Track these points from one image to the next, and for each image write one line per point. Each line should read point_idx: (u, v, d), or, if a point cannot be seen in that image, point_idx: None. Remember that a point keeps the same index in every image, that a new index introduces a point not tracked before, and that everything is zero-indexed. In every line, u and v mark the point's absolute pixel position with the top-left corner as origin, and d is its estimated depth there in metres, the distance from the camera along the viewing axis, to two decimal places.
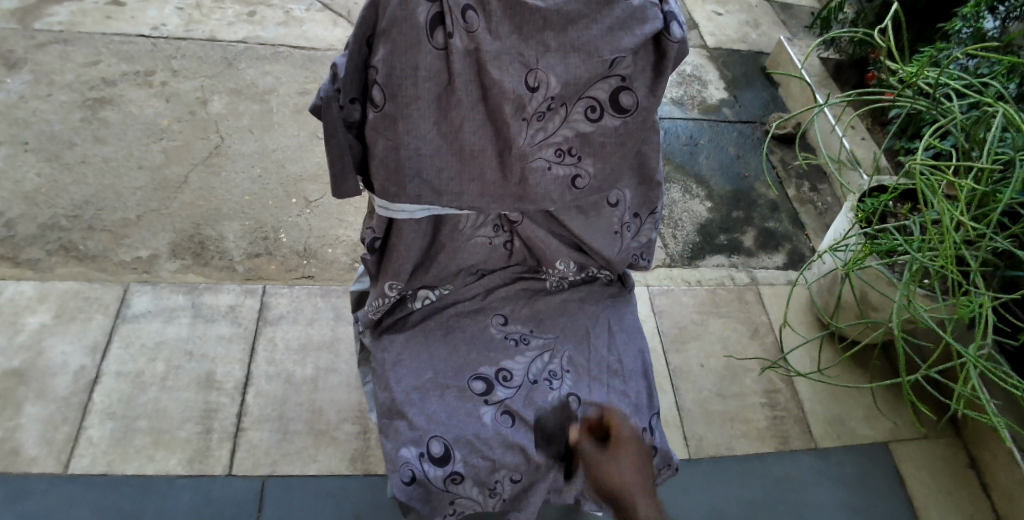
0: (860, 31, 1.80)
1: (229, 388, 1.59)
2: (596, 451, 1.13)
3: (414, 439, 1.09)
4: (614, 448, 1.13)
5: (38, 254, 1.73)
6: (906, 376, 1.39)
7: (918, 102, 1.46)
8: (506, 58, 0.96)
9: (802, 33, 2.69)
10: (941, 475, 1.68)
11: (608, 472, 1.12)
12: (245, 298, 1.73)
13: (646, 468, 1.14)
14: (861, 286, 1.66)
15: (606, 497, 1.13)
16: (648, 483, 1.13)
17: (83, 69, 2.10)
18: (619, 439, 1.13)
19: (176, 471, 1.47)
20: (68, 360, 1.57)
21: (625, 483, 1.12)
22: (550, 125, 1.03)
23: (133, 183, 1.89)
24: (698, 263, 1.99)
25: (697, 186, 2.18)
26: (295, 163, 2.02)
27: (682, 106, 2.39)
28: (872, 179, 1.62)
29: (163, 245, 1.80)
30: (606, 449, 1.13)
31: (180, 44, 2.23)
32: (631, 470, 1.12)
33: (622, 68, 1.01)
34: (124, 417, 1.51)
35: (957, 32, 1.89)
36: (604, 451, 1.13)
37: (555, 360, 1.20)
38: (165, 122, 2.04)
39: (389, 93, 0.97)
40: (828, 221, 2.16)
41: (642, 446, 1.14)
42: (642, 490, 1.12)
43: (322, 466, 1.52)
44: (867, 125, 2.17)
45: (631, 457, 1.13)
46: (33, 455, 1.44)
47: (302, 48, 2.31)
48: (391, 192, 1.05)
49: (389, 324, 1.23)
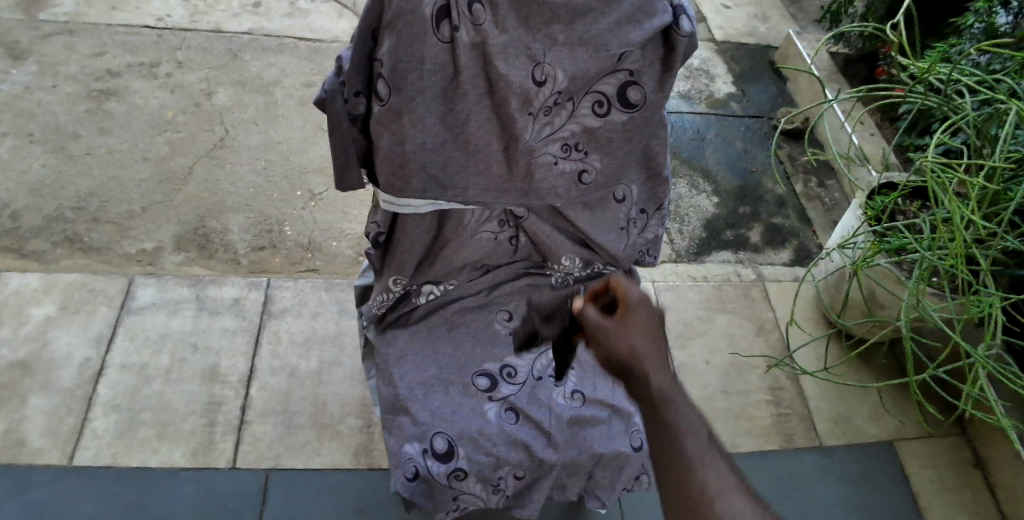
0: (870, 26, 1.77)
1: (233, 381, 1.59)
2: (598, 318, 0.89)
3: (418, 435, 1.08)
4: (621, 315, 0.88)
5: (43, 246, 1.73)
6: (914, 376, 1.38)
7: (928, 98, 1.44)
8: (513, 51, 0.94)
9: (811, 27, 2.66)
10: (946, 474, 1.67)
11: (612, 333, 0.86)
12: (250, 291, 1.73)
13: (663, 336, 0.87)
14: (869, 284, 1.65)
15: (613, 373, 0.84)
16: (665, 348, 0.85)
17: (88, 60, 2.10)
18: (627, 302, 0.89)
19: (180, 464, 1.47)
20: (72, 351, 1.58)
21: (634, 344, 0.83)
22: (556, 120, 1.02)
23: (138, 175, 1.89)
24: (704, 259, 1.98)
25: (704, 181, 2.16)
26: (300, 156, 2.02)
27: (689, 100, 2.38)
28: (881, 176, 1.61)
29: (167, 238, 1.80)
30: (612, 319, 0.88)
31: (186, 35, 2.22)
32: (641, 328, 0.85)
33: (629, 62, 1.00)
34: (128, 409, 1.52)
35: (969, 27, 1.87)
36: (609, 319, 0.88)
37: (560, 357, 1.21)
38: (170, 113, 2.03)
39: (394, 86, 0.96)
40: (836, 217, 2.14)
41: (655, 311, 0.88)
42: (655, 351, 0.83)
43: (325, 459, 1.52)
44: (876, 120, 2.15)
45: (642, 320, 0.86)
46: (38, 447, 1.45)
47: (307, 39, 2.30)
48: (396, 186, 1.05)
49: (393, 319, 1.24)
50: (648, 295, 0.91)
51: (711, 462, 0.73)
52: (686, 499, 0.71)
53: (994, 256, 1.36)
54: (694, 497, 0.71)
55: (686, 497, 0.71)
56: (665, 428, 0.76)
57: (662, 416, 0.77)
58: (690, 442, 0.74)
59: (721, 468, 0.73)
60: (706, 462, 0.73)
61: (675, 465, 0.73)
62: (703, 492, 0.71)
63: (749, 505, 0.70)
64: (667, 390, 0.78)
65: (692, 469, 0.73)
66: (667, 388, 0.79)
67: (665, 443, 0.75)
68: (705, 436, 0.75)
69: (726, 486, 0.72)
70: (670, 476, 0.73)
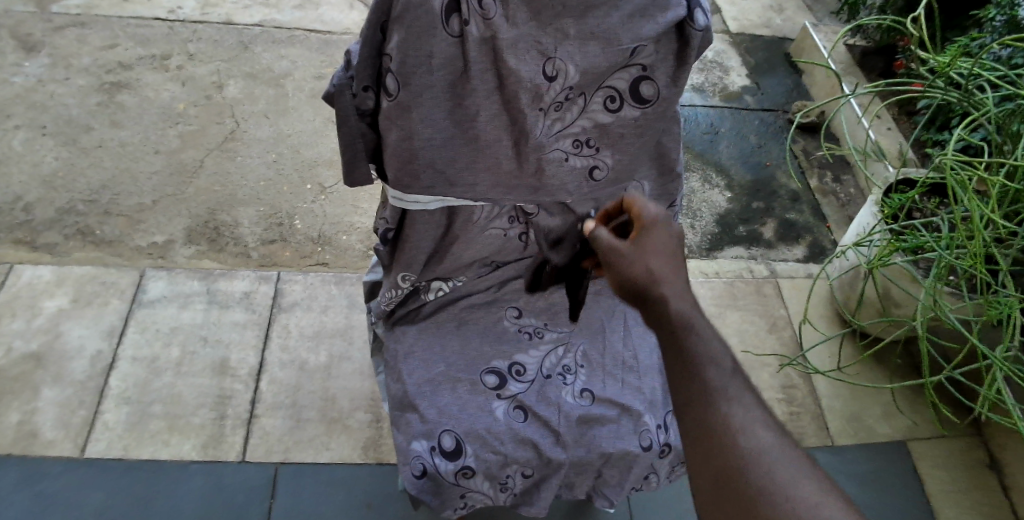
0: (888, 18, 1.74)
1: (243, 375, 1.59)
2: (613, 240, 0.91)
3: (426, 432, 1.08)
4: (637, 237, 0.90)
5: (55, 239, 1.74)
6: (929, 377, 1.36)
7: (949, 93, 1.42)
8: (524, 46, 0.93)
9: (827, 18, 2.62)
10: (962, 474, 1.65)
11: (629, 257, 0.88)
12: (260, 284, 1.73)
13: (680, 256, 0.89)
14: (884, 282, 1.62)
15: (629, 296, 0.87)
16: (681, 269, 0.87)
17: (100, 52, 2.10)
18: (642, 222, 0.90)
19: (190, 456, 1.47)
20: (84, 344, 1.58)
21: (651, 268, 0.86)
22: (567, 116, 1.01)
23: (150, 167, 1.90)
24: (716, 254, 1.96)
25: (717, 176, 2.14)
26: (311, 149, 2.01)
27: (703, 93, 2.35)
28: (899, 172, 1.58)
29: (178, 230, 1.80)
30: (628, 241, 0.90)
31: (197, 27, 2.22)
32: (657, 251, 0.87)
33: (642, 57, 0.98)
34: (140, 401, 1.52)
35: (991, 19, 1.83)
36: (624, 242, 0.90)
37: (569, 355, 1.19)
38: (181, 106, 2.03)
39: (402, 82, 0.94)
40: (851, 213, 2.11)
41: (671, 232, 0.90)
42: (672, 273, 0.86)
43: (334, 453, 1.52)
44: (894, 115, 2.11)
45: (658, 242, 0.88)
46: (51, 439, 1.46)
47: (318, 31, 2.29)
48: (405, 183, 1.04)
49: (401, 315, 1.23)
50: (666, 214, 0.92)
51: (731, 389, 0.75)
52: (705, 425, 0.74)
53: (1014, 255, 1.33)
54: (719, 428, 0.73)
55: (706, 425, 0.74)
56: (685, 355, 0.78)
57: (681, 341, 0.79)
58: (711, 370, 0.77)
59: (742, 396, 0.75)
60: (727, 390, 0.75)
61: (697, 393, 0.76)
62: (723, 420, 0.73)
63: (769, 430, 0.73)
64: (686, 314, 0.81)
65: (713, 398, 0.75)
66: (684, 309, 0.82)
67: (687, 370, 0.77)
68: (725, 362, 0.77)
69: (747, 413, 0.74)
70: (691, 404, 0.76)
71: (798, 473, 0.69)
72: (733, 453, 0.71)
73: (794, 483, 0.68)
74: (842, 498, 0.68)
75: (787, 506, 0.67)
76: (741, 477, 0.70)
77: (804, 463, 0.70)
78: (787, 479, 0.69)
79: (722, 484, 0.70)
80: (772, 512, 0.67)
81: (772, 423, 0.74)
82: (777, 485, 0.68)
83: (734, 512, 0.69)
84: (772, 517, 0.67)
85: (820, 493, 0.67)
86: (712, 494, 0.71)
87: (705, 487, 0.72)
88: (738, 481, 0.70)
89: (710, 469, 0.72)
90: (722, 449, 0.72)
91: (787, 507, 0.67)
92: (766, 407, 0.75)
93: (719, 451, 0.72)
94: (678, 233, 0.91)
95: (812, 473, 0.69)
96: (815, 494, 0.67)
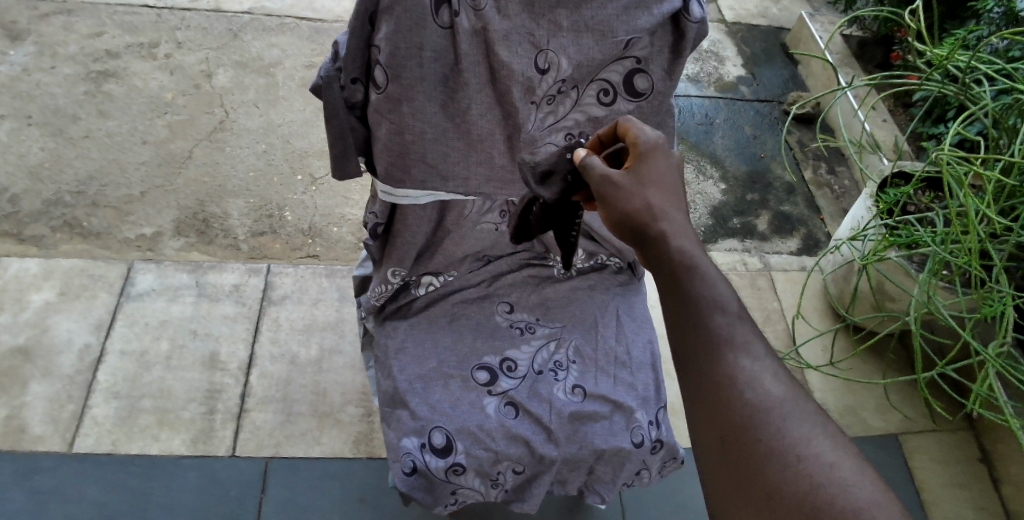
0: (886, 9, 1.72)
1: (233, 369, 1.57)
2: (608, 170, 0.86)
3: (416, 429, 1.07)
4: (635, 167, 0.85)
5: (42, 231, 1.72)
6: (923, 373, 1.35)
7: (946, 87, 1.41)
8: (516, 38, 0.91)
9: (824, 8, 2.60)
10: (954, 468, 1.66)
11: (626, 191, 0.83)
12: (250, 277, 1.71)
13: (679, 188, 0.85)
14: (878, 277, 1.62)
15: (625, 231, 0.83)
16: (682, 202, 0.83)
17: (87, 40, 2.06)
18: (640, 150, 0.86)
19: (180, 451, 1.46)
20: (73, 337, 1.57)
21: (651, 201, 0.81)
22: (560, 109, 0.99)
23: (138, 157, 1.87)
24: (710, 246, 1.95)
25: (712, 167, 2.12)
26: (301, 139, 1.99)
27: (698, 83, 2.33)
28: (894, 165, 1.58)
29: (167, 222, 1.78)
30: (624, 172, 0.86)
31: (185, 15, 2.18)
32: (656, 185, 0.83)
33: (637, 49, 0.96)
34: (129, 396, 1.51)
35: (989, 11, 1.81)
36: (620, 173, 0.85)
37: (561, 350, 1.18)
38: (169, 95, 2.00)
39: (392, 74, 0.92)
40: (845, 205, 2.11)
41: (670, 161, 0.86)
42: (672, 207, 0.81)
43: (325, 448, 1.51)
44: (890, 106, 2.10)
45: (658, 174, 0.84)
46: (39, 433, 1.44)
47: (309, 19, 2.26)
48: (396, 177, 1.02)
49: (392, 310, 1.21)
50: (663, 141, 0.88)
51: (739, 339, 0.72)
52: (712, 378, 0.71)
53: (1008, 251, 1.33)
54: (725, 381, 0.70)
55: (713, 380, 0.71)
56: (689, 302, 0.74)
57: (687, 287, 0.75)
58: (718, 317, 0.73)
59: (751, 345, 0.72)
60: (734, 341, 0.72)
61: (703, 346, 0.72)
62: (731, 374, 0.70)
63: (776, 383, 0.70)
64: (689, 254, 0.77)
65: (720, 351, 0.72)
66: (688, 252, 0.77)
67: (691, 319, 0.74)
68: (733, 309, 0.74)
69: (756, 365, 0.71)
70: (696, 356, 0.73)
71: (809, 430, 0.67)
72: (740, 412, 0.69)
73: (805, 441, 0.66)
74: (854, 453, 0.66)
75: (799, 466, 0.65)
76: (749, 436, 0.68)
77: (814, 418, 0.68)
78: (798, 435, 0.67)
79: (729, 442, 0.68)
80: (782, 472, 0.65)
81: (782, 374, 0.71)
82: (787, 443, 0.66)
83: (742, 472, 0.67)
84: (781, 481, 0.65)
85: (833, 451, 0.65)
86: (720, 454, 0.69)
87: (713, 446, 0.70)
88: (747, 439, 0.68)
89: (719, 429, 0.69)
90: (730, 407, 0.69)
91: (800, 466, 0.65)
92: (776, 357, 0.73)
93: (726, 407, 0.69)
94: (676, 162, 0.87)
95: (822, 426, 0.68)
96: (827, 452, 0.65)
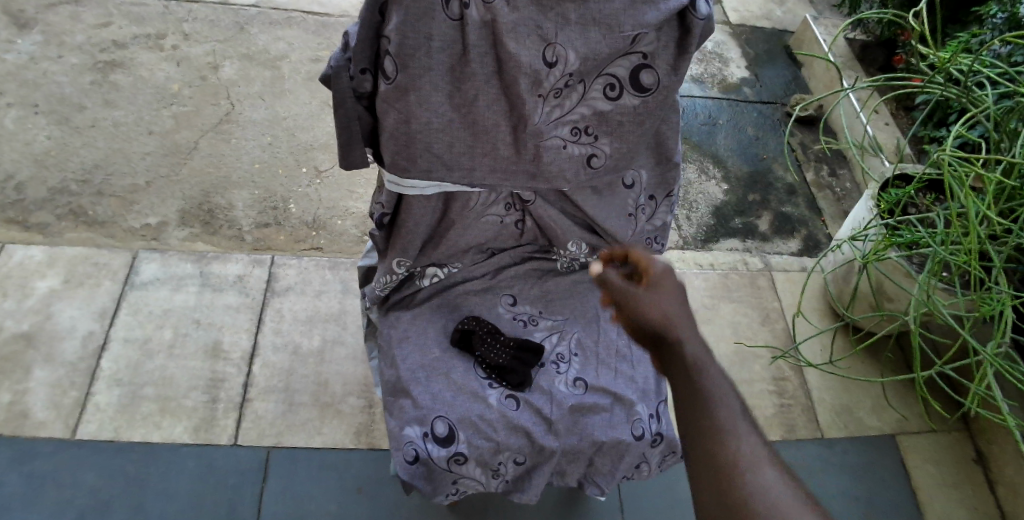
0: (890, 11, 1.74)
1: (235, 358, 1.58)
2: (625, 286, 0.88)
3: (418, 418, 1.08)
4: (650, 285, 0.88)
5: (47, 218, 1.72)
6: (920, 372, 1.37)
7: (948, 89, 1.43)
8: (524, 30, 0.92)
9: (828, 11, 2.61)
10: (949, 469, 1.67)
11: (640, 300, 0.85)
12: (253, 268, 1.72)
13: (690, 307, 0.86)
14: (876, 277, 1.64)
15: (641, 338, 0.83)
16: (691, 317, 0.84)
17: (94, 31, 2.07)
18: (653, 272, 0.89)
19: (181, 439, 1.47)
20: (76, 325, 1.57)
21: (663, 309, 0.83)
22: (566, 102, 1.00)
23: (144, 148, 1.88)
24: (712, 246, 1.96)
25: (714, 167, 2.13)
26: (307, 132, 2.00)
27: (702, 83, 2.34)
28: (895, 166, 1.59)
29: (172, 212, 1.79)
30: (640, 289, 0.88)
31: (192, 7, 2.19)
32: (669, 298, 0.85)
33: (643, 45, 0.97)
34: (131, 383, 1.52)
35: (992, 16, 1.83)
36: (637, 289, 0.88)
37: (563, 342, 1.19)
38: (176, 87, 2.01)
39: (401, 64, 0.93)
40: (846, 207, 2.12)
41: (680, 280, 0.88)
42: (685, 317, 0.82)
43: (326, 438, 1.52)
44: (892, 110, 2.11)
45: (669, 290, 0.86)
46: (41, 419, 1.45)
47: (315, 14, 2.27)
48: (401, 166, 1.02)
49: (396, 300, 1.22)
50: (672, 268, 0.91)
51: (741, 428, 0.69)
52: (713, 464, 0.66)
53: (1008, 252, 1.34)
54: (726, 463, 0.66)
55: (714, 461, 0.67)
56: (694, 393, 0.72)
57: (692, 379, 0.73)
58: (720, 407, 0.70)
59: (752, 433, 0.68)
60: (736, 428, 0.69)
61: (706, 430, 0.69)
62: (733, 457, 0.66)
63: (776, 468, 0.65)
64: (697, 354, 0.75)
65: (722, 435, 0.68)
66: (698, 352, 0.76)
67: (693, 406, 0.71)
68: (735, 403, 0.71)
69: (757, 450, 0.67)
70: (697, 439, 0.69)
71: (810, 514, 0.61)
72: (739, 492, 0.64)
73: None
74: None
75: None
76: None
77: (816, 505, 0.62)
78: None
79: None
80: None
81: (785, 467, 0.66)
82: None
83: None
84: None
85: None
86: None
87: None
88: None
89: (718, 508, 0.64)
90: (731, 488, 0.64)
91: None
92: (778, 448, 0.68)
93: (723, 489, 0.65)
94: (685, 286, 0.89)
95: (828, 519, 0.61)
96: None
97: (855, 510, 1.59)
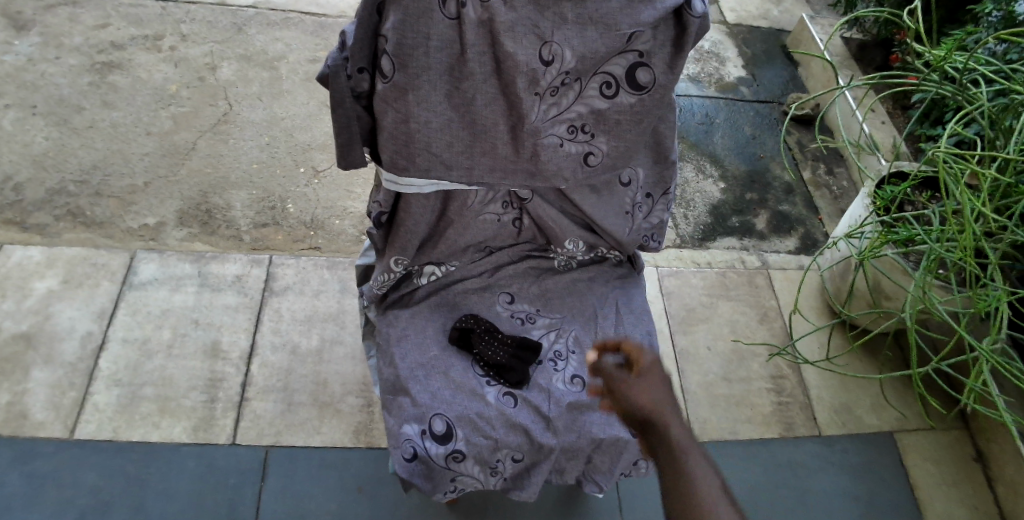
0: (887, 10, 1.75)
1: (234, 358, 1.59)
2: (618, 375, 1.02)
3: (417, 416, 1.08)
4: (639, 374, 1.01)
5: (45, 219, 1.73)
6: (917, 369, 1.38)
7: (943, 86, 1.46)
8: (521, 29, 0.92)
9: (825, 11, 2.62)
10: (946, 466, 1.67)
11: (631, 388, 0.98)
12: (252, 268, 1.72)
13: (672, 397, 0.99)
14: (874, 274, 1.64)
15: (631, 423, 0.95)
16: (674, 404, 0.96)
17: (92, 32, 2.08)
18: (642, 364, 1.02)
19: (180, 438, 1.47)
20: (75, 325, 1.58)
21: (651, 397, 0.96)
22: (563, 101, 1.00)
23: (142, 148, 1.88)
24: (709, 244, 1.97)
25: (711, 166, 2.14)
26: (305, 132, 2.00)
27: (699, 83, 2.34)
28: (892, 164, 1.60)
29: (170, 213, 1.79)
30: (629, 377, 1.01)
31: (190, 8, 2.19)
32: (656, 387, 0.98)
33: (640, 43, 0.98)
34: (130, 383, 1.52)
35: (988, 15, 1.84)
36: (628, 376, 1.01)
37: (561, 340, 1.20)
38: (174, 87, 2.01)
39: (398, 63, 0.94)
40: (843, 206, 2.12)
41: (666, 372, 1.01)
42: (670, 405, 0.95)
43: (325, 438, 1.52)
44: (889, 109, 2.12)
45: (656, 380, 0.99)
46: (40, 419, 1.46)
47: (313, 14, 2.27)
48: (400, 165, 1.02)
49: (394, 299, 1.23)
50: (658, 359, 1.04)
51: (718, 500, 0.79)
52: None
53: (1004, 249, 1.35)
54: None
55: None
56: (678, 470, 0.83)
57: (677, 459, 0.84)
58: (700, 481, 0.81)
59: (727, 504, 0.79)
60: (713, 498, 0.79)
61: (687, 499, 0.80)
62: None
63: None
64: (682, 439, 0.87)
65: (702, 505, 0.79)
66: (681, 436, 0.88)
67: (677, 481, 0.82)
68: (713, 479, 0.82)
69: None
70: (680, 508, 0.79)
71: None
72: None
73: None
74: None
75: None
76: None
77: None
78: None
79: None
80: None
81: None
82: None
83: None
84: None
85: None
86: None
87: None
88: None
89: None
90: None
91: None
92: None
93: None
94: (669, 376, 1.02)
95: None
96: None
97: (853, 508, 1.59)
